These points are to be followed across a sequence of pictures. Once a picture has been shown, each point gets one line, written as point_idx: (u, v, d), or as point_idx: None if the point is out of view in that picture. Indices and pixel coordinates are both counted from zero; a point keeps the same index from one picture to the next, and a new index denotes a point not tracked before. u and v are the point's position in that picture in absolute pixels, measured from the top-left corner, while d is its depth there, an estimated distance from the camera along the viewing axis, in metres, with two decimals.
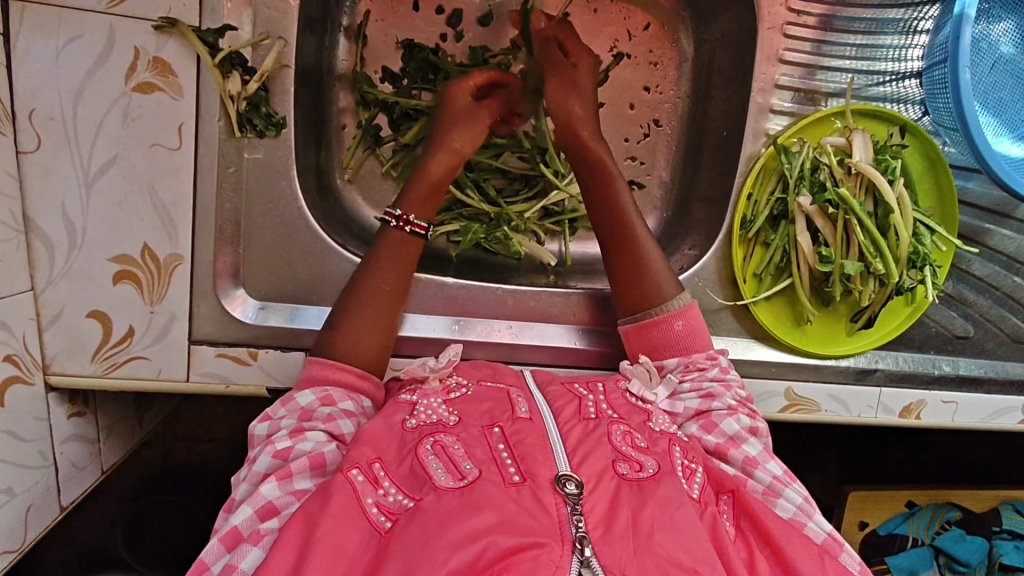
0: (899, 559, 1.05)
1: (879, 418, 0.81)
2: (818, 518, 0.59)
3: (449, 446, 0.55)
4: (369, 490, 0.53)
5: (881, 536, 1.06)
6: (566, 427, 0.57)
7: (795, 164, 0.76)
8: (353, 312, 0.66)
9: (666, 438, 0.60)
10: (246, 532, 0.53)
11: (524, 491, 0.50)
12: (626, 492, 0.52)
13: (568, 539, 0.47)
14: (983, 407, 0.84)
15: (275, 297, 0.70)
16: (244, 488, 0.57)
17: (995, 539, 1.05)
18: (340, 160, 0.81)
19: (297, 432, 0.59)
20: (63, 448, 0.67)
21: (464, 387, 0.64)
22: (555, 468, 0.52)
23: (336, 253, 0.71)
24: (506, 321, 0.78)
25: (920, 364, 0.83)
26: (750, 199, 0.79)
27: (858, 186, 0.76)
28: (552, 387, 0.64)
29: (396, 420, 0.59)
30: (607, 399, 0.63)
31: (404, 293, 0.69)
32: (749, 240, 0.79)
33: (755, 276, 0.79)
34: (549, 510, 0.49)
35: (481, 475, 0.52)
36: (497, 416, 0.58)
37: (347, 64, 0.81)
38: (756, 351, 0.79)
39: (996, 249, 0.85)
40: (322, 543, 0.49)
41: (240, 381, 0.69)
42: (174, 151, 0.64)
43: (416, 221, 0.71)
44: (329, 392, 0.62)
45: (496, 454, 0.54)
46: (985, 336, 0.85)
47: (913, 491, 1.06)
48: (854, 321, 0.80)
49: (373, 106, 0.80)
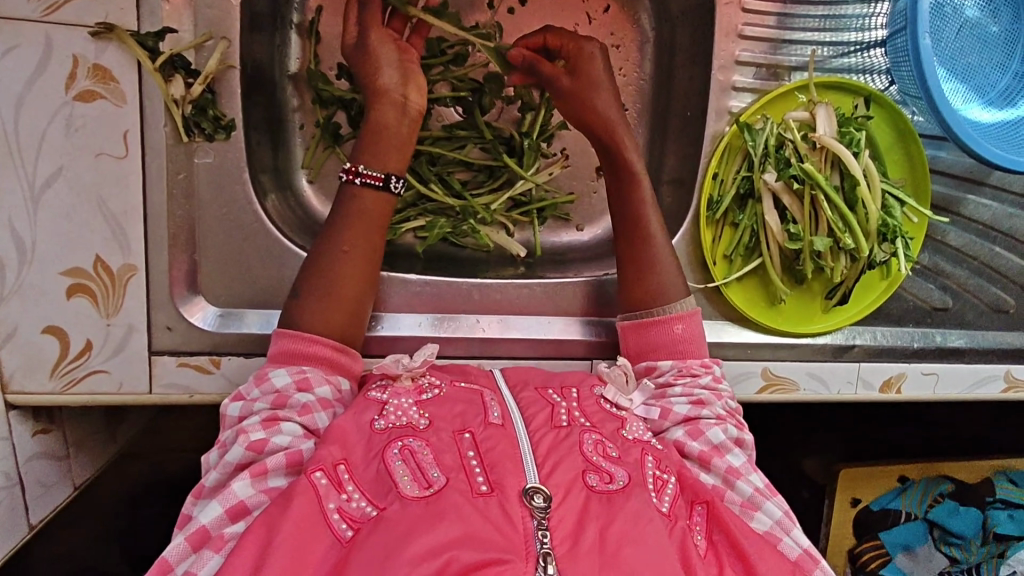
0: (893, 535, 1.12)
1: (859, 394, 0.82)
2: (795, 535, 0.59)
3: (418, 452, 0.54)
4: (333, 495, 0.52)
5: (874, 513, 1.13)
6: (537, 434, 0.56)
7: (759, 140, 0.73)
8: (319, 276, 0.66)
9: (640, 447, 0.59)
10: (214, 533, 0.53)
11: (492, 503, 0.50)
12: (595, 505, 0.51)
13: (533, 555, 0.47)
14: (966, 377, 0.84)
15: (242, 304, 0.69)
16: (215, 477, 0.57)
17: (991, 509, 1.12)
18: (301, 160, 0.81)
19: (271, 421, 0.58)
20: (28, 466, 0.66)
21: (437, 387, 0.63)
22: (523, 479, 0.51)
23: (296, 254, 0.70)
24: (485, 317, 0.78)
25: (899, 338, 0.83)
26: (716, 178, 0.76)
27: (822, 161, 0.73)
28: (524, 392, 0.63)
29: (365, 419, 0.59)
30: (580, 406, 0.61)
31: (373, 253, 0.69)
32: (716, 221, 0.77)
33: (725, 257, 0.77)
34: (516, 522, 0.49)
35: (448, 483, 0.51)
36: (468, 421, 0.57)
37: (300, 61, 0.79)
38: (731, 333, 0.78)
39: (972, 218, 0.84)
40: (284, 546, 0.49)
41: (204, 390, 0.67)
42: (120, 159, 0.62)
43: (367, 172, 0.69)
44: (306, 375, 0.62)
45: (465, 461, 0.53)
46: (964, 307, 0.85)
47: (904, 467, 1.14)
48: (829, 299, 0.79)
49: (330, 104, 0.79)
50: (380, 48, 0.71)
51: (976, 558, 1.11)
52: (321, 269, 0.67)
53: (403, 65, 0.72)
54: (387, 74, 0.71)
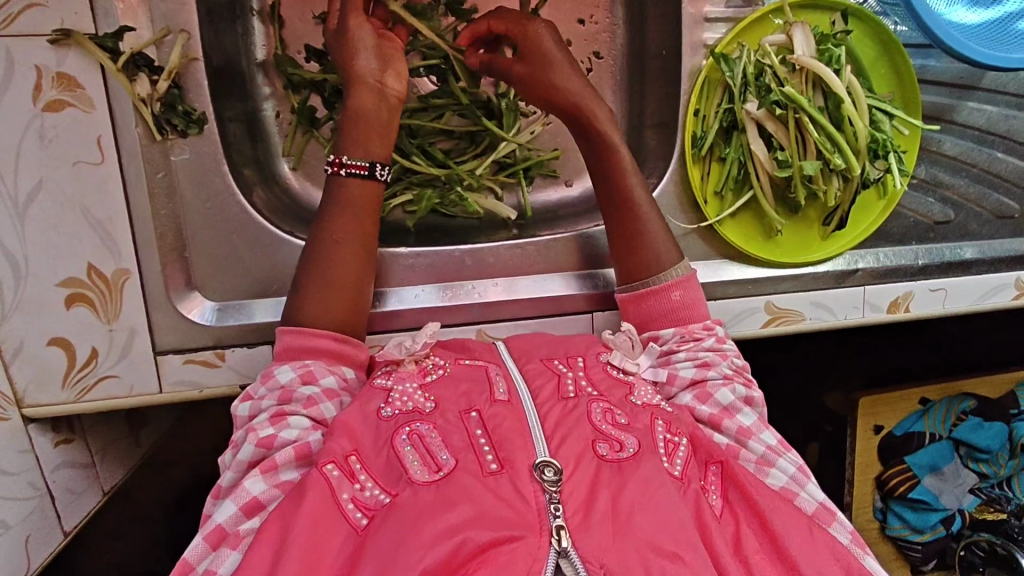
0: (919, 457, 1.14)
1: (867, 317, 0.81)
2: (811, 489, 0.60)
3: (426, 435, 0.55)
4: (346, 485, 0.53)
5: (898, 437, 1.15)
6: (545, 408, 0.57)
7: (737, 70, 0.72)
8: (316, 269, 0.66)
9: (650, 411, 0.60)
10: (230, 530, 0.54)
11: (503, 480, 0.51)
12: (606, 474, 0.52)
13: (546, 529, 0.48)
14: (974, 289, 0.83)
15: (243, 296, 0.69)
16: (230, 475, 0.58)
17: (1015, 421, 1.15)
18: (280, 148, 0.81)
19: (278, 417, 0.59)
20: (55, 475, 0.68)
21: (441, 367, 0.63)
22: (532, 454, 0.52)
23: (285, 241, 0.70)
24: (494, 279, 0.78)
25: (904, 257, 0.82)
26: (699, 114, 0.75)
27: (803, 82, 0.71)
28: (529, 365, 0.62)
29: (371, 407, 0.59)
30: (587, 374, 0.62)
31: (366, 240, 0.69)
32: (703, 157, 0.75)
33: (716, 194, 0.76)
34: (528, 498, 0.50)
35: (458, 465, 0.52)
36: (474, 400, 0.57)
37: (267, 49, 0.79)
38: (731, 270, 0.78)
39: (968, 124, 0.82)
40: (301, 538, 0.50)
41: (213, 384, 0.68)
42: (98, 165, 0.63)
43: (351, 163, 0.69)
44: (310, 367, 0.63)
45: (473, 439, 0.54)
46: (967, 218, 0.83)
47: (925, 389, 1.15)
48: (826, 225, 0.78)
49: (302, 89, 0.79)
50: (358, 33, 0.69)
51: (1004, 471, 1.15)
52: (318, 262, 0.66)
53: (382, 52, 0.70)
54: (364, 61, 0.69)
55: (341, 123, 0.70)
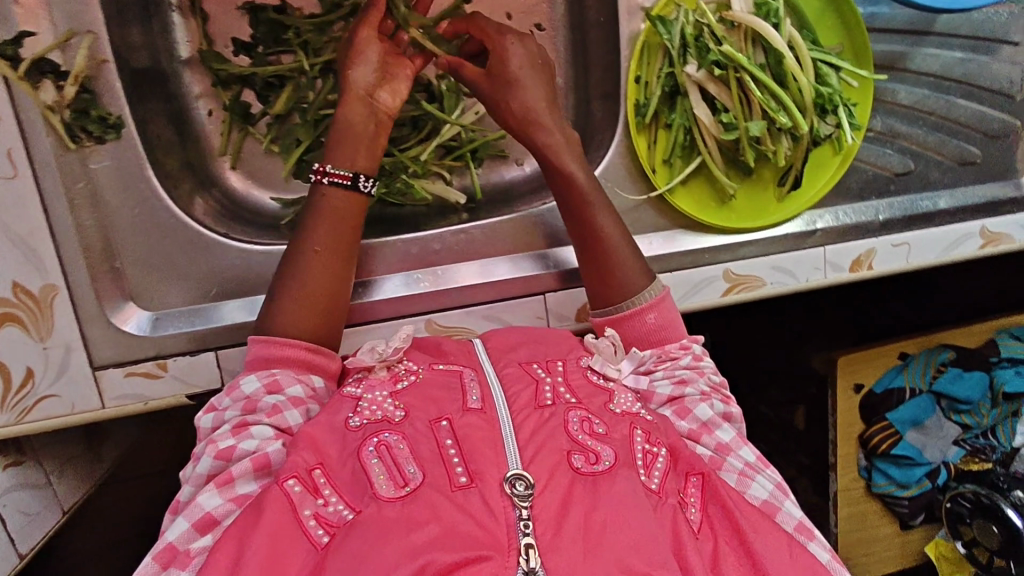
0: (901, 413, 1.12)
1: (829, 278, 0.79)
2: (789, 505, 0.58)
3: (394, 447, 0.53)
4: (309, 501, 0.51)
5: (880, 395, 1.13)
6: (521, 418, 0.55)
7: (675, 32, 0.68)
8: (291, 279, 0.64)
9: (628, 420, 0.58)
10: (182, 548, 0.52)
11: (472, 495, 0.49)
12: (580, 487, 0.50)
13: (514, 549, 0.46)
14: (939, 241, 0.81)
15: (207, 302, 0.68)
16: (189, 489, 0.56)
17: (997, 369, 1.14)
18: (216, 147, 0.78)
19: (242, 428, 0.57)
20: (4, 499, 0.67)
21: (413, 374, 0.61)
22: (504, 469, 0.50)
23: (222, 243, 0.69)
24: (467, 264, 0.76)
25: (863, 214, 0.80)
26: (640, 81, 0.71)
27: (742, 39, 0.69)
28: (507, 368, 0.61)
29: (340, 417, 0.57)
30: (566, 381, 0.60)
31: (346, 253, 0.67)
32: (648, 125, 0.73)
33: (664, 162, 0.73)
34: (498, 514, 0.48)
35: (425, 480, 0.50)
36: (446, 409, 0.55)
37: (191, 44, 0.76)
38: (685, 241, 0.76)
39: (921, 71, 0.79)
40: (257, 558, 0.48)
41: (157, 395, 0.67)
42: (12, 180, 0.60)
43: (334, 172, 0.66)
44: (276, 376, 0.61)
45: (444, 452, 0.52)
46: (927, 167, 0.81)
47: (905, 342, 1.14)
48: (782, 186, 0.76)
49: (232, 84, 0.77)
50: (366, 47, 0.67)
51: (988, 421, 1.14)
52: (293, 271, 0.65)
53: (384, 67, 0.68)
54: (360, 72, 0.67)
55: (328, 134, 0.68)
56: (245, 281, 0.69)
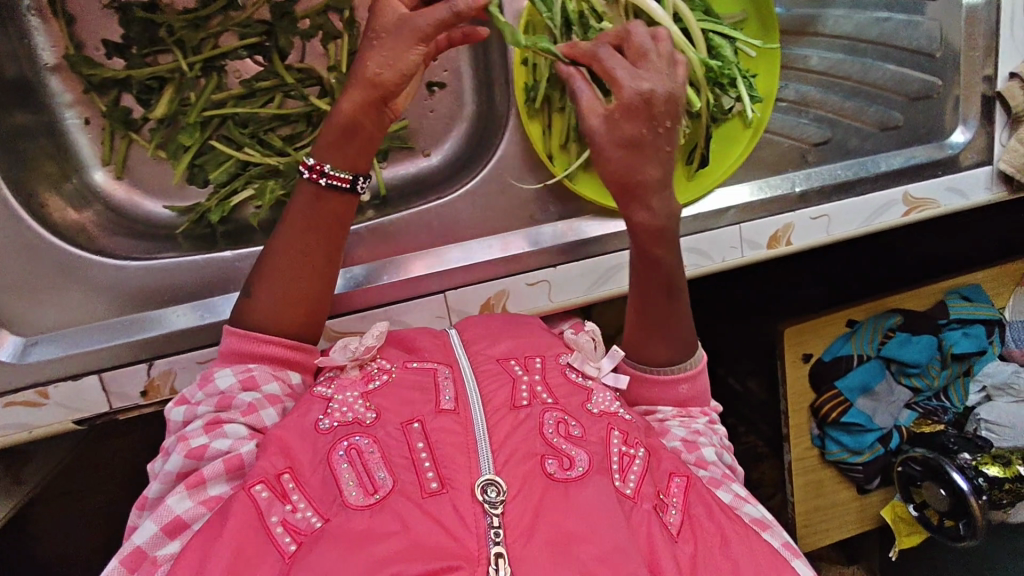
0: (849, 381, 1.10)
1: (747, 257, 0.76)
2: (774, 530, 0.57)
3: (365, 451, 0.51)
4: (276, 507, 0.49)
5: (828, 362, 1.12)
6: (495, 418, 0.53)
7: (555, 10, 0.63)
8: (271, 274, 0.61)
9: (606, 421, 0.56)
10: (150, 552, 0.51)
11: (442, 502, 0.46)
12: (552, 493, 0.48)
13: (483, 558, 0.44)
14: (860, 210, 0.78)
15: (153, 307, 0.68)
16: (156, 488, 0.54)
17: (946, 331, 1.13)
18: (98, 157, 0.75)
19: (213, 425, 0.55)
20: None
21: (387, 372, 0.59)
22: (475, 473, 0.48)
23: (98, 260, 0.68)
24: (417, 255, 0.71)
25: (779, 188, 0.77)
26: (527, 64, 0.68)
27: (623, 13, 0.64)
28: (486, 365, 0.59)
29: (310, 419, 0.54)
30: (544, 380, 0.58)
31: (332, 254, 0.63)
32: (540, 109, 0.69)
33: (562, 147, 0.71)
34: (467, 521, 0.45)
35: (394, 486, 0.48)
36: (418, 410, 0.53)
37: (56, 50, 0.72)
38: (591, 227, 0.74)
39: (834, 35, 0.76)
40: (217, 568, 0.46)
41: (42, 423, 0.65)
42: None
43: (333, 173, 0.61)
44: (252, 373, 0.59)
45: (415, 456, 0.50)
46: (846, 135, 0.78)
47: (850, 311, 1.12)
48: (689, 164, 0.73)
49: (108, 89, 0.73)
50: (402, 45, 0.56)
51: (937, 382, 1.14)
52: (272, 266, 0.61)
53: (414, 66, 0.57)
54: (347, 98, 0.58)
55: (332, 122, 0.60)
56: (138, 293, 0.68)
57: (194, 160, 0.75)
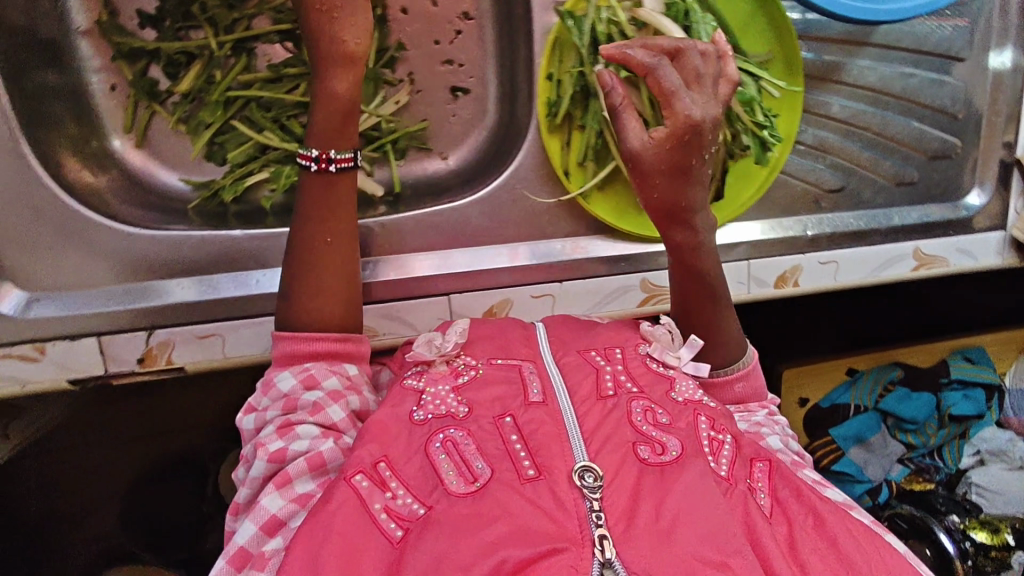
0: (845, 430, 1.08)
1: (751, 294, 0.76)
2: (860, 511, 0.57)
3: (461, 443, 0.51)
4: (377, 495, 0.49)
5: (825, 408, 1.10)
6: (584, 407, 0.52)
7: (584, 30, 0.65)
8: (301, 275, 0.62)
9: (691, 408, 0.57)
10: (254, 550, 0.50)
11: (541, 487, 0.47)
12: (649, 479, 0.48)
13: (588, 540, 0.44)
14: (869, 260, 0.77)
15: (158, 278, 0.69)
16: (246, 494, 0.54)
17: (945, 391, 1.10)
18: (120, 124, 0.76)
19: (285, 428, 0.55)
20: None
21: (474, 368, 0.58)
22: (571, 460, 0.48)
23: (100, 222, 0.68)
24: (453, 251, 0.72)
25: (791, 229, 0.77)
26: (552, 78, 0.68)
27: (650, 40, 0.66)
28: (568, 357, 0.58)
29: (404, 411, 0.55)
30: (626, 368, 0.58)
31: (355, 244, 0.64)
32: (561, 125, 0.70)
33: (579, 164, 0.71)
34: (569, 508, 0.46)
35: (495, 475, 0.48)
36: (508, 403, 0.53)
37: (90, 15, 0.73)
38: (600, 247, 0.74)
39: (857, 84, 0.76)
40: (333, 560, 0.45)
41: (35, 379, 0.67)
42: None
43: (340, 157, 0.63)
44: (310, 372, 0.59)
45: (510, 447, 0.50)
46: (861, 184, 0.78)
47: (853, 358, 1.11)
48: None
49: (139, 58, 0.74)
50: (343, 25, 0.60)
51: (933, 441, 1.11)
52: (303, 264, 0.62)
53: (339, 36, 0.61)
54: (339, 81, 0.61)
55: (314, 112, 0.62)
56: (146, 262, 0.69)
57: (214, 137, 0.76)
